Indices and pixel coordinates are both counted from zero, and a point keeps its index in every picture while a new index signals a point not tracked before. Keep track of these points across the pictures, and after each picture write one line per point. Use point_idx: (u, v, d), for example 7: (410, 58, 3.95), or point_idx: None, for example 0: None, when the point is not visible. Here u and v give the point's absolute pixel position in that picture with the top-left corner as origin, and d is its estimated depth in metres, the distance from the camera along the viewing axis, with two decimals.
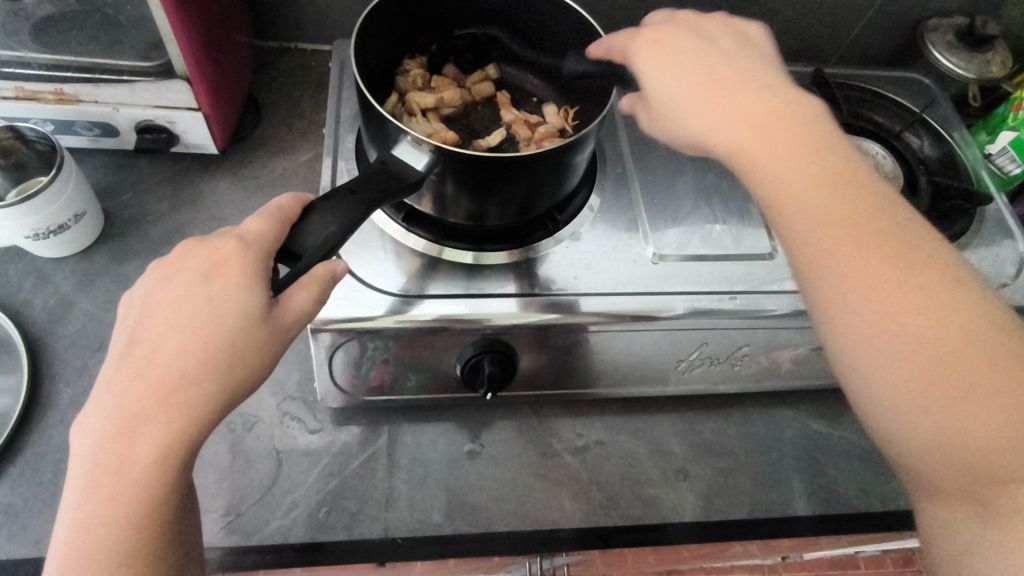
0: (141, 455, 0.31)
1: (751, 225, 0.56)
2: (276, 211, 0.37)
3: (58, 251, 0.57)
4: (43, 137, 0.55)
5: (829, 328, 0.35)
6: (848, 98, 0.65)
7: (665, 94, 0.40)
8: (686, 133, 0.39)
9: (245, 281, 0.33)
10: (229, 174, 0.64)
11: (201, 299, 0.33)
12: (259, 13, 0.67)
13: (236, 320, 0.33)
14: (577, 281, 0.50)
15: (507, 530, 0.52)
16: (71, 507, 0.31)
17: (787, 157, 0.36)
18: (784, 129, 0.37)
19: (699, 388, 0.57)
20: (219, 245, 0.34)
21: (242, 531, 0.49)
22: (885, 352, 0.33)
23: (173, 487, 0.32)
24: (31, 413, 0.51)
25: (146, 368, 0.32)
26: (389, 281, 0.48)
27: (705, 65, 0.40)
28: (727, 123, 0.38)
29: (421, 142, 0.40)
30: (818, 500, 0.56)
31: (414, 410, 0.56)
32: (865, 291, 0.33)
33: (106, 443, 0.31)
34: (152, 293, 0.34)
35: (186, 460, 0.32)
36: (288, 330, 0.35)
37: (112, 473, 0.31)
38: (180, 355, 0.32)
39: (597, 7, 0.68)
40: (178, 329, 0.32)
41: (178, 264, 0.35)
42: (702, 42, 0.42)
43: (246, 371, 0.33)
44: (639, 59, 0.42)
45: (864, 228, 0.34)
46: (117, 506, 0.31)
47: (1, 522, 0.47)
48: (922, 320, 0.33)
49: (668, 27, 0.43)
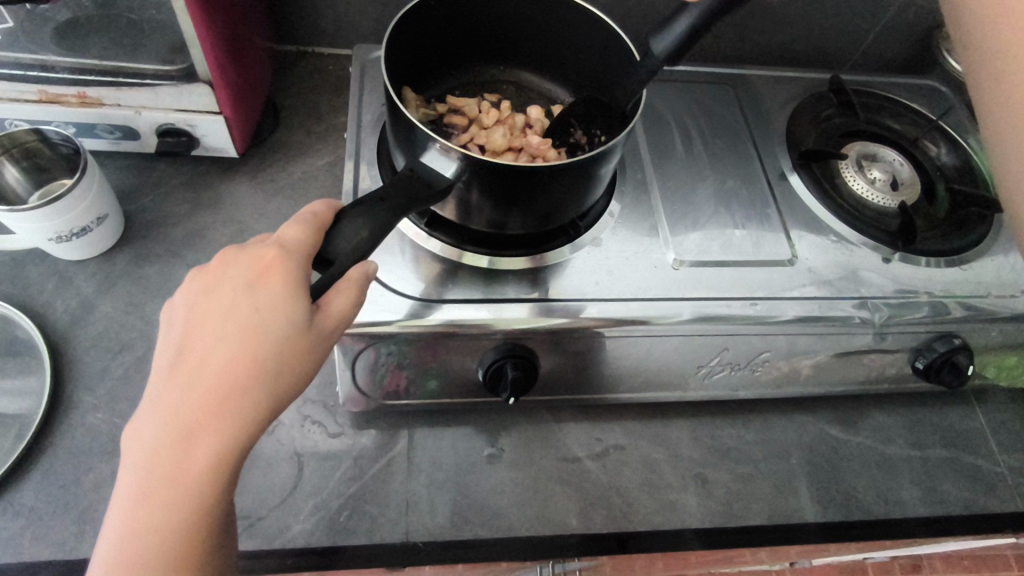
0: (197, 463, 0.31)
1: (770, 231, 0.56)
2: (311, 218, 0.37)
3: (78, 254, 0.57)
4: (67, 140, 0.55)
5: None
6: (866, 104, 0.67)
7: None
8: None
9: (289, 290, 0.34)
10: (248, 178, 0.64)
11: (248, 307, 0.33)
12: (278, 18, 0.68)
13: (283, 328, 0.33)
14: (599, 287, 0.50)
15: (527, 534, 0.52)
16: (120, 518, 0.30)
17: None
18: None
19: (718, 393, 0.57)
20: (261, 253, 0.35)
21: (264, 535, 0.49)
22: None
23: (224, 495, 0.32)
24: (53, 416, 0.51)
25: (198, 377, 0.32)
26: (411, 285, 0.48)
27: None
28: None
29: (449, 150, 0.41)
30: (836, 506, 0.56)
31: (432, 414, 0.56)
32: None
33: (161, 452, 0.31)
34: (196, 303, 0.34)
35: (237, 468, 0.32)
36: (330, 337, 0.35)
37: (167, 482, 0.30)
38: (230, 362, 0.32)
39: (615, 12, 0.68)
40: (226, 337, 0.33)
41: (220, 274, 0.35)
42: None
43: (293, 377, 0.33)
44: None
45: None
46: (172, 515, 0.30)
47: (25, 524, 0.47)
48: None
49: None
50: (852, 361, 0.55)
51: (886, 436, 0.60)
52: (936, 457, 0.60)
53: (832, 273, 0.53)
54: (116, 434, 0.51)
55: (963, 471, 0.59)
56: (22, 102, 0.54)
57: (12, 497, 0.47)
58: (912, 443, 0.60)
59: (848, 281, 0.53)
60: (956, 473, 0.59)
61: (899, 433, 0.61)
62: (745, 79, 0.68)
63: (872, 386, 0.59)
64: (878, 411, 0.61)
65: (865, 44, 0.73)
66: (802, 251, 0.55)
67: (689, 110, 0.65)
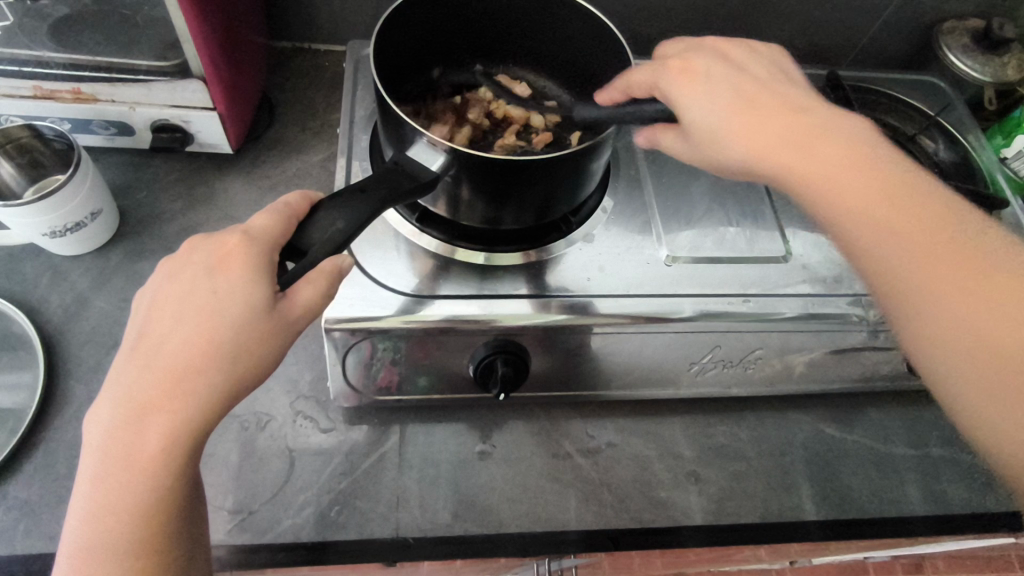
0: (149, 445, 0.31)
1: (764, 228, 0.56)
2: (284, 207, 0.37)
3: (72, 249, 0.57)
4: (61, 136, 0.55)
5: (921, 310, 0.33)
6: (863, 100, 0.66)
7: (709, 125, 0.40)
8: (722, 153, 0.40)
9: (249, 275, 0.34)
10: (242, 175, 0.64)
11: (206, 292, 0.33)
12: (273, 14, 0.68)
13: (239, 312, 0.33)
14: (591, 283, 0.50)
15: (519, 531, 0.52)
16: (82, 496, 0.31)
17: (804, 162, 0.37)
18: (780, 117, 0.39)
19: (712, 390, 0.57)
20: (224, 239, 0.35)
21: (255, 529, 0.50)
22: (938, 324, 0.33)
23: (180, 478, 0.32)
24: (47, 409, 0.51)
25: (154, 360, 0.32)
26: (404, 281, 0.48)
27: (738, 89, 0.41)
28: (770, 149, 0.38)
29: (436, 142, 0.41)
30: (830, 505, 0.56)
31: (425, 410, 0.56)
32: (909, 248, 0.34)
33: (115, 432, 0.31)
34: (160, 288, 0.34)
35: (194, 450, 0.32)
36: (294, 323, 0.35)
37: (121, 462, 0.31)
38: (185, 345, 0.32)
39: (611, 9, 0.68)
40: (183, 321, 0.33)
41: (184, 258, 0.35)
42: (732, 69, 0.43)
43: (251, 361, 0.33)
44: (670, 86, 0.42)
45: (884, 206, 0.35)
46: (126, 495, 0.31)
47: (17, 517, 0.47)
48: (953, 255, 0.33)
49: (692, 54, 0.44)
50: (846, 359, 0.55)
51: (882, 434, 0.60)
52: (933, 456, 0.59)
53: (827, 269, 0.53)
54: None
55: (961, 470, 0.59)
56: (19, 98, 0.54)
57: (5, 491, 0.48)
58: (909, 442, 0.60)
59: (843, 278, 0.53)
60: (955, 472, 0.58)
61: (895, 431, 0.60)
62: None
63: (868, 384, 0.59)
64: (875, 409, 0.61)
65: (865, 39, 0.73)
66: (797, 249, 0.54)
67: None
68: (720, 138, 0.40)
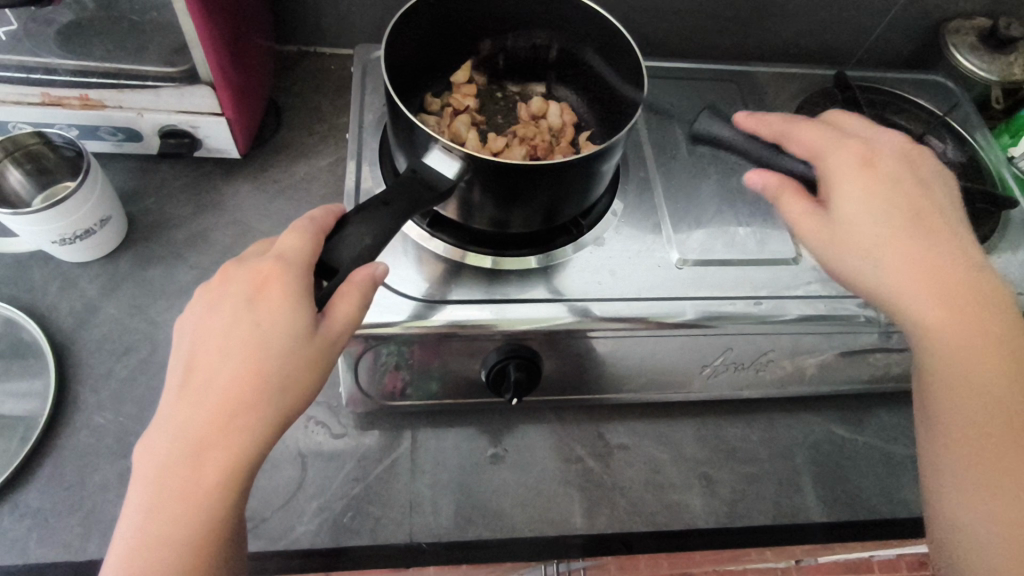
0: (207, 481, 0.31)
1: (775, 229, 0.56)
2: (310, 224, 0.37)
3: (82, 256, 0.57)
4: (70, 143, 0.55)
5: (945, 464, 0.38)
6: (871, 101, 0.65)
7: (865, 230, 0.39)
8: (867, 270, 0.38)
9: (290, 303, 0.34)
10: (250, 179, 0.64)
11: (250, 324, 0.33)
12: (279, 17, 0.67)
13: (284, 343, 0.33)
14: (602, 287, 0.50)
15: (531, 535, 0.52)
16: (133, 532, 0.31)
17: (947, 311, 0.37)
18: (964, 267, 0.38)
19: (723, 393, 0.57)
20: (259, 266, 0.35)
21: (268, 536, 0.49)
22: (957, 485, 0.37)
23: (232, 510, 0.32)
24: (58, 418, 0.51)
25: (204, 396, 0.32)
26: (415, 285, 0.48)
27: (904, 207, 0.40)
28: (919, 281, 0.38)
29: (451, 149, 0.41)
30: (841, 506, 0.56)
31: (436, 415, 0.56)
32: (980, 355, 0.37)
33: (171, 470, 0.31)
34: (202, 321, 0.34)
35: (247, 482, 0.33)
36: (336, 342, 0.35)
37: (178, 500, 0.31)
38: (235, 379, 0.32)
39: (619, 10, 0.68)
40: (229, 354, 0.33)
41: (221, 290, 0.35)
42: (909, 181, 0.41)
43: (298, 388, 0.34)
44: (846, 172, 0.41)
45: (993, 376, 0.37)
46: (181, 534, 0.31)
47: (30, 526, 0.47)
48: (1003, 391, 0.37)
49: (883, 152, 0.42)
50: (857, 360, 0.55)
51: (892, 435, 0.60)
52: None
53: None
54: (119, 435, 0.51)
55: None
56: (26, 105, 0.54)
57: (18, 500, 0.48)
58: (917, 442, 0.60)
59: None
60: None
61: (904, 431, 0.60)
62: (747, 79, 0.68)
63: (878, 385, 0.59)
64: (885, 410, 0.61)
65: (870, 39, 0.73)
66: None
67: (694, 109, 0.64)
68: (868, 253, 0.39)
